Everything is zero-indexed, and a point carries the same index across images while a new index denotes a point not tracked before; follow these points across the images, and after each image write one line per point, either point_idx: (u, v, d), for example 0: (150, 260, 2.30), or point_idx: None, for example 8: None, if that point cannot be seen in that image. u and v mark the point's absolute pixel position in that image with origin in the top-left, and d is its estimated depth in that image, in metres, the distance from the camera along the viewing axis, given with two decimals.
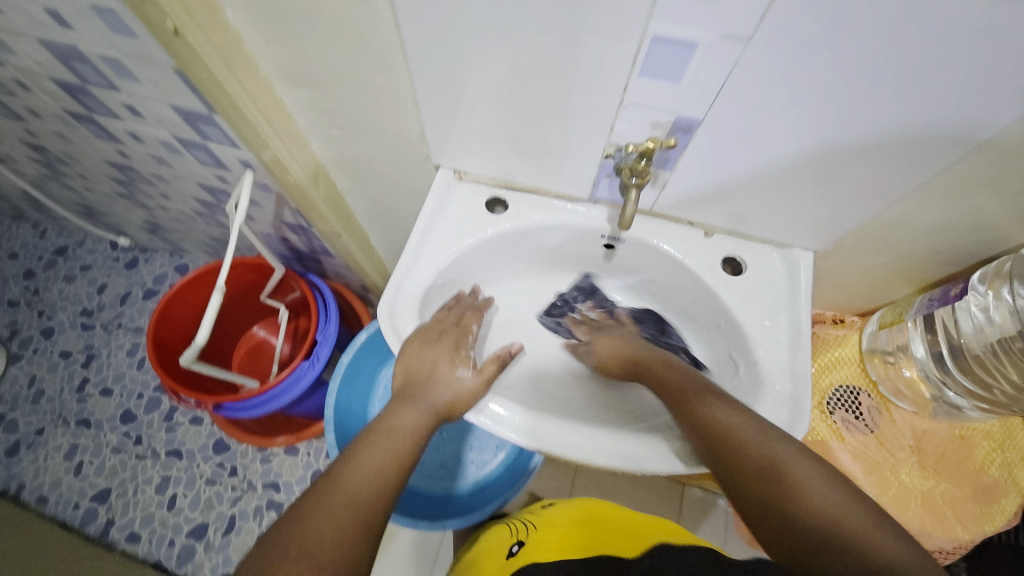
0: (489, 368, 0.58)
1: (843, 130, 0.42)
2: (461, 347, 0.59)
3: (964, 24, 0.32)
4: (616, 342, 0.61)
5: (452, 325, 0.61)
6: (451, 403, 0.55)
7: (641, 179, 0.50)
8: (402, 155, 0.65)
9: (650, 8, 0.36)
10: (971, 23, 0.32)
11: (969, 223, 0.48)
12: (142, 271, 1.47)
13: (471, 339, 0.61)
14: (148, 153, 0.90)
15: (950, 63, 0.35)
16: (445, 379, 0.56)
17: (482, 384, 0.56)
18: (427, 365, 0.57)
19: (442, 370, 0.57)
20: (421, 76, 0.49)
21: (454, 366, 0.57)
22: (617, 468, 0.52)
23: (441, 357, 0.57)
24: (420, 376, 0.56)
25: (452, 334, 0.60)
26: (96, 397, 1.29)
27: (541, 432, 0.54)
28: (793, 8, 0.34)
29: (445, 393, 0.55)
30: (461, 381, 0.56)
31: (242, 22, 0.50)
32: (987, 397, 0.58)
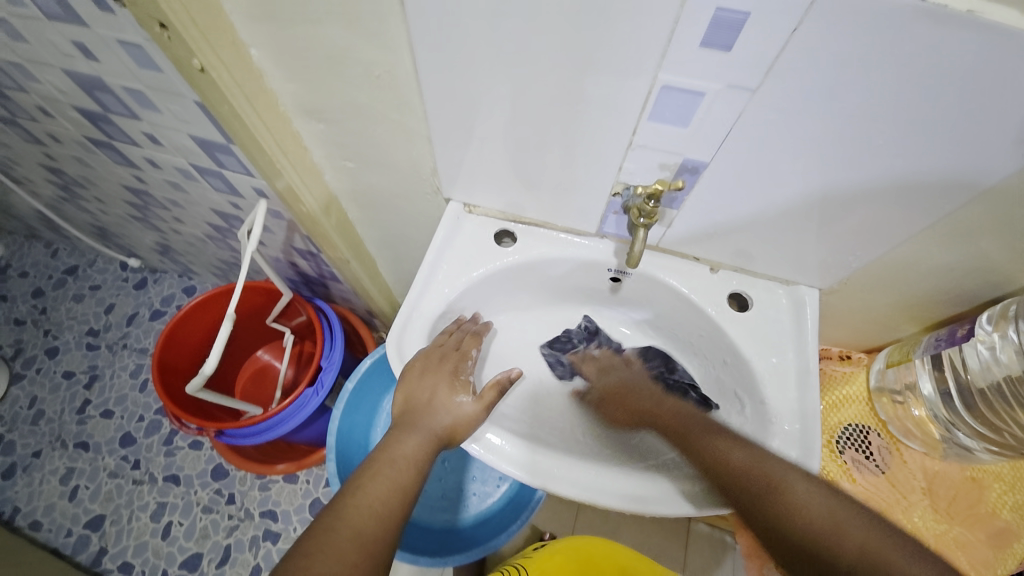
0: (488, 395, 0.57)
1: (846, 174, 0.43)
2: (461, 373, 0.58)
3: (969, 78, 0.33)
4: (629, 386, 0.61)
5: (453, 350, 0.60)
6: (451, 429, 0.54)
7: (649, 219, 0.51)
8: (413, 187, 0.66)
9: (660, 58, 0.38)
10: (970, 77, 0.33)
11: (973, 265, 0.49)
12: (150, 292, 1.48)
13: (470, 363, 0.60)
14: (165, 178, 0.93)
15: (954, 113, 0.36)
16: (444, 405, 0.55)
17: (482, 411, 0.56)
18: (426, 392, 0.56)
19: (442, 396, 0.56)
20: (436, 114, 0.51)
21: (455, 392, 0.56)
22: (625, 508, 0.51)
23: (440, 383, 0.56)
24: (418, 404, 0.56)
25: (453, 359, 0.59)
26: (95, 419, 1.28)
27: (542, 467, 0.53)
28: (798, 62, 0.35)
29: (444, 419, 0.55)
30: (462, 407, 0.55)
31: (265, 60, 0.53)
32: (995, 440, 0.57)
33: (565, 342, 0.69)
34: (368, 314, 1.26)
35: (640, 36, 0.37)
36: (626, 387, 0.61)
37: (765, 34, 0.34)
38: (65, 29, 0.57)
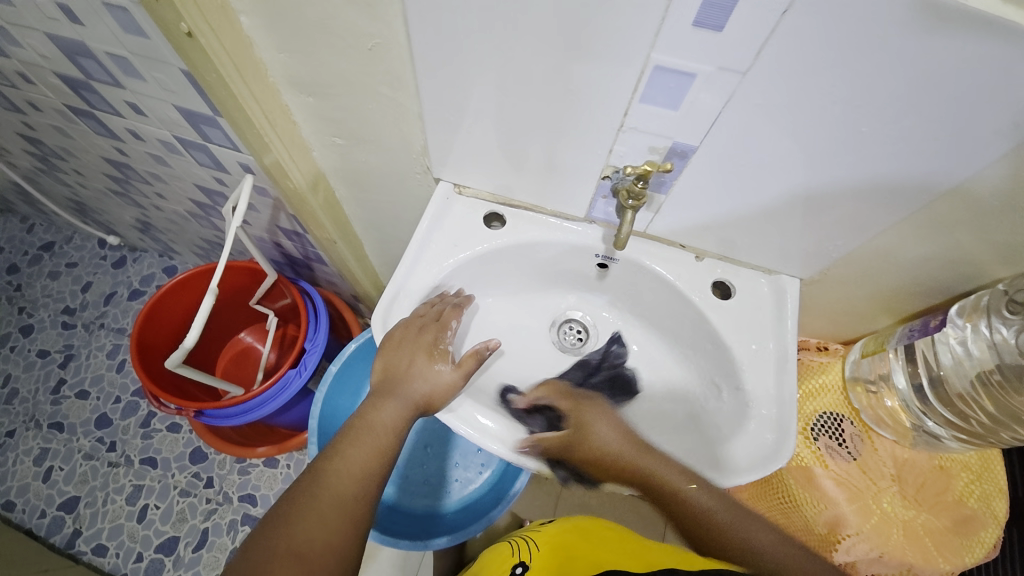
0: (467, 363, 0.57)
1: (833, 162, 0.43)
2: (439, 343, 0.58)
3: (958, 66, 0.33)
4: (606, 421, 0.60)
5: (432, 319, 0.59)
6: (429, 397, 0.55)
7: (637, 202, 0.51)
8: (403, 166, 0.66)
9: (652, 39, 0.37)
10: (953, 71, 0.34)
11: (945, 257, 0.50)
12: (130, 271, 1.45)
13: (450, 335, 0.59)
14: (147, 151, 0.90)
15: (942, 102, 0.36)
16: (422, 374, 0.55)
17: (460, 379, 0.56)
18: (405, 360, 0.56)
19: (420, 364, 0.56)
20: (429, 89, 0.50)
21: (434, 360, 0.56)
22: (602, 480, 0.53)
23: (419, 351, 0.56)
24: (397, 372, 0.55)
25: (432, 329, 0.58)
26: (71, 399, 1.26)
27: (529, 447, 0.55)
28: (788, 44, 0.35)
29: (422, 387, 0.55)
30: (440, 376, 0.56)
31: (255, 28, 0.52)
32: (963, 428, 0.59)
33: (560, 330, 0.71)
34: (354, 298, 1.25)
35: (633, 15, 0.36)
36: (597, 421, 0.60)
37: (757, 17, 0.34)
38: None
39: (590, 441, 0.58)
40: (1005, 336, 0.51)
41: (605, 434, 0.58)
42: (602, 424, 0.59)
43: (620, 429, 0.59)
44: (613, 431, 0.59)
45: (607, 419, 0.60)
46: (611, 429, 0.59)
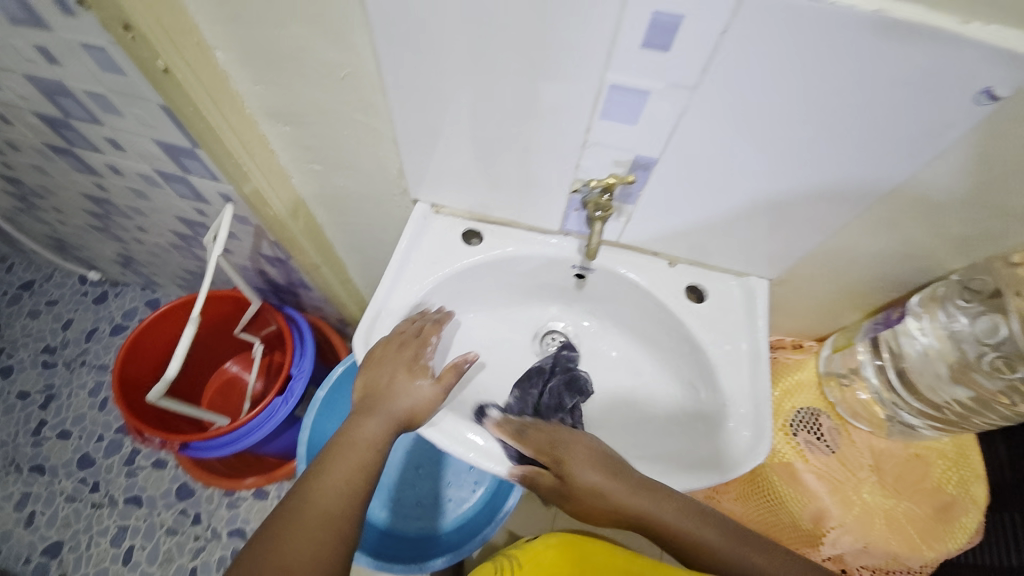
0: (446, 377, 0.58)
1: (785, 167, 0.45)
2: (419, 359, 0.58)
3: (890, 79, 0.35)
4: (586, 456, 0.56)
5: (412, 335, 0.60)
6: (411, 412, 0.55)
7: (606, 213, 0.53)
8: (381, 188, 0.68)
9: (605, 61, 0.40)
10: (885, 82, 0.36)
11: (899, 253, 0.53)
12: (111, 305, 1.44)
13: (429, 350, 0.60)
14: (127, 186, 0.91)
15: (879, 110, 0.38)
16: (403, 390, 0.56)
17: (440, 393, 0.57)
18: (385, 377, 0.56)
19: (400, 380, 0.56)
20: (401, 113, 0.52)
21: (414, 376, 0.57)
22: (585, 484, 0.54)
23: (399, 367, 0.57)
24: (378, 389, 0.56)
25: (412, 345, 0.59)
26: (52, 440, 1.23)
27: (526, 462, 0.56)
28: (730, 62, 0.37)
29: (402, 403, 0.55)
30: (420, 391, 0.56)
31: (230, 63, 0.53)
32: (937, 416, 0.60)
33: (543, 341, 0.72)
34: (340, 321, 1.25)
35: (586, 39, 0.39)
36: (577, 459, 0.56)
37: (698, 37, 0.36)
38: (25, 33, 0.57)
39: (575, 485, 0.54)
40: (963, 327, 0.54)
41: (589, 477, 0.54)
42: (583, 460, 0.55)
43: (603, 465, 0.55)
44: (592, 467, 0.55)
45: (585, 453, 0.56)
46: (593, 471, 0.55)
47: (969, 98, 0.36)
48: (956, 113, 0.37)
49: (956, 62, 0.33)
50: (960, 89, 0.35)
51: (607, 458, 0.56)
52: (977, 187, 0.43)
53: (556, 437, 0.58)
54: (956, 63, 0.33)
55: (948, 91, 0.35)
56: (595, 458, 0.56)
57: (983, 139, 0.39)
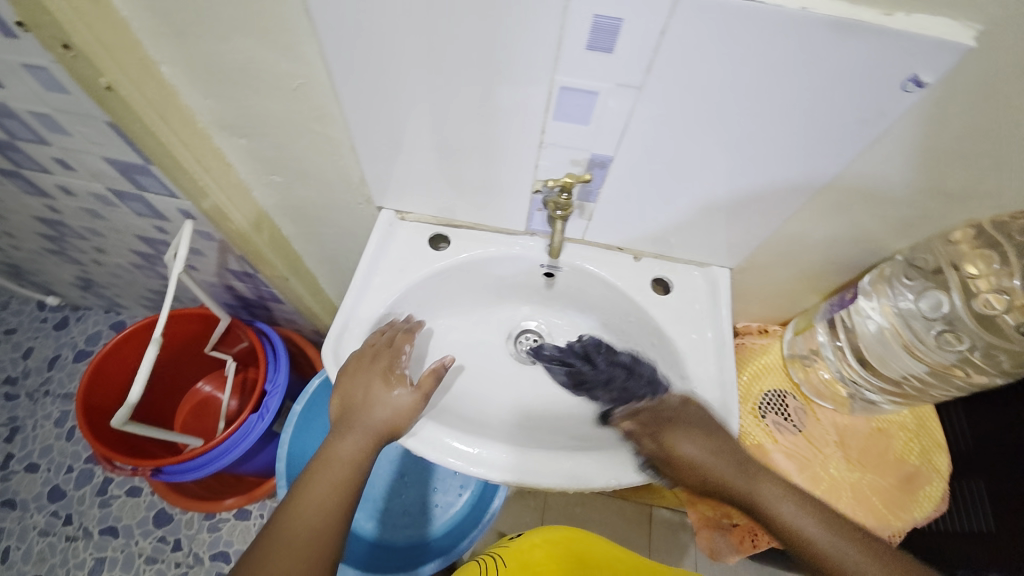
0: (425, 383, 0.58)
1: (736, 159, 0.47)
2: (395, 368, 0.58)
3: (821, 71, 0.37)
4: (693, 435, 0.55)
5: (384, 345, 0.60)
6: (392, 423, 0.55)
7: (565, 211, 0.54)
8: (345, 197, 0.67)
9: (554, 63, 0.40)
10: (821, 74, 0.37)
11: (847, 237, 0.55)
12: (74, 331, 1.38)
13: (404, 358, 0.60)
14: (81, 206, 0.88)
15: (815, 101, 0.39)
16: (381, 401, 0.56)
17: (420, 400, 0.57)
18: (361, 390, 0.56)
19: (377, 392, 0.56)
20: (357, 122, 0.52)
21: (390, 386, 0.57)
22: (565, 486, 0.52)
23: (374, 379, 0.57)
24: (356, 403, 0.56)
25: (386, 356, 0.59)
26: (19, 475, 1.17)
27: (529, 467, 0.53)
28: (672, 60, 0.38)
29: (381, 415, 0.55)
30: (399, 400, 0.56)
31: (178, 77, 0.52)
32: (897, 391, 0.63)
33: (518, 341, 0.72)
34: (315, 333, 1.23)
35: (533, 43, 0.39)
36: (685, 438, 0.55)
37: (639, 38, 0.37)
38: None
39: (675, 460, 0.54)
40: (910, 307, 0.57)
41: (692, 453, 0.55)
42: (691, 436, 0.55)
43: (710, 441, 0.55)
44: (701, 444, 0.55)
45: (692, 433, 0.55)
46: (699, 446, 0.55)
47: (897, 86, 0.37)
48: (887, 103, 0.38)
49: (880, 54, 0.35)
50: (888, 81, 0.37)
51: (709, 434, 0.55)
52: (915, 170, 0.45)
53: (678, 417, 0.56)
54: (881, 55, 0.35)
55: (878, 82, 0.37)
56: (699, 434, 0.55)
57: (911, 126, 0.41)
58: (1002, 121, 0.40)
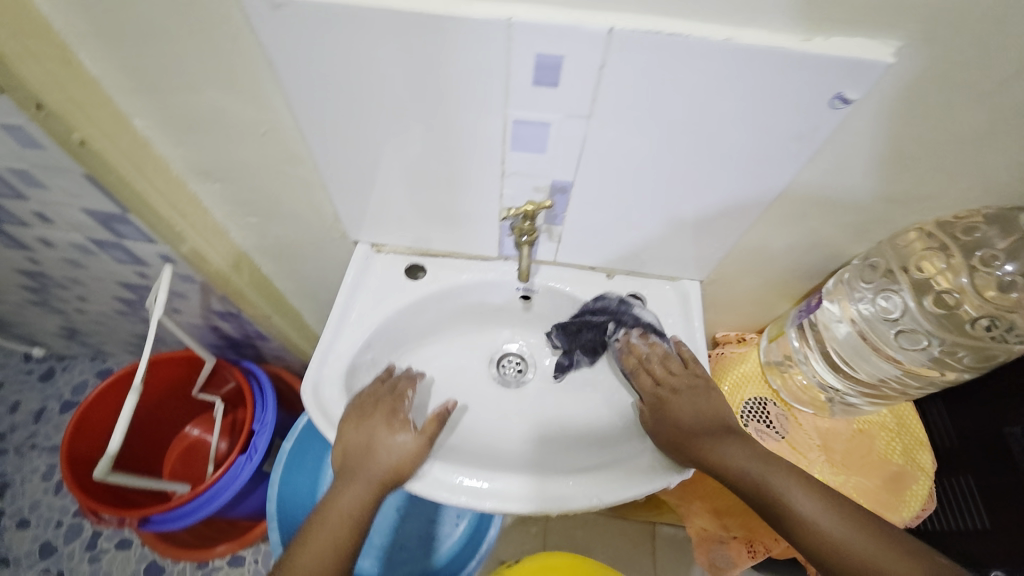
0: (429, 427, 0.57)
1: (690, 178, 0.49)
2: (397, 414, 0.58)
3: (753, 93, 0.39)
4: (683, 405, 0.56)
5: (386, 392, 0.60)
6: (395, 471, 0.54)
7: (531, 236, 0.56)
8: (320, 233, 0.68)
9: (505, 99, 0.42)
10: (755, 95, 0.39)
11: (808, 244, 0.57)
12: (59, 382, 1.37)
13: (406, 403, 0.60)
14: (62, 257, 0.88)
15: (753, 120, 0.41)
16: (384, 448, 0.55)
17: (424, 444, 0.56)
18: (363, 438, 0.55)
19: (379, 438, 0.55)
20: (325, 162, 0.53)
21: (393, 431, 0.56)
22: (581, 505, 0.53)
23: (376, 425, 0.56)
24: (358, 452, 0.55)
25: (387, 402, 0.59)
26: (11, 531, 1.15)
27: (546, 493, 0.54)
28: (614, 90, 0.40)
29: (385, 461, 0.54)
30: (402, 446, 0.55)
31: (150, 129, 0.54)
32: (876, 393, 0.64)
33: (499, 365, 0.73)
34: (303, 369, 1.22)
35: (484, 81, 0.41)
36: (680, 404, 0.56)
37: (581, 72, 0.39)
38: None
39: (716, 460, 0.52)
40: (867, 311, 0.58)
41: (733, 455, 0.52)
42: (683, 405, 0.56)
43: (742, 445, 0.53)
44: (696, 425, 0.55)
45: (691, 400, 0.56)
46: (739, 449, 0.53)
47: (825, 104, 0.39)
48: (821, 118, 0.41)
49: (804, 75, 0.37)
50: (816, 100, 0.39)
51: (748, 443, 0.54)
52: (861, 177, 0.47)
53: (688, 374, 0.58)
54: (807, 75, 0.37)
55: (809, 100, 0.39)
56: (713, 424, 0.55)
57: (848, 137, 0.43)
58: (929, 129, 0.42)
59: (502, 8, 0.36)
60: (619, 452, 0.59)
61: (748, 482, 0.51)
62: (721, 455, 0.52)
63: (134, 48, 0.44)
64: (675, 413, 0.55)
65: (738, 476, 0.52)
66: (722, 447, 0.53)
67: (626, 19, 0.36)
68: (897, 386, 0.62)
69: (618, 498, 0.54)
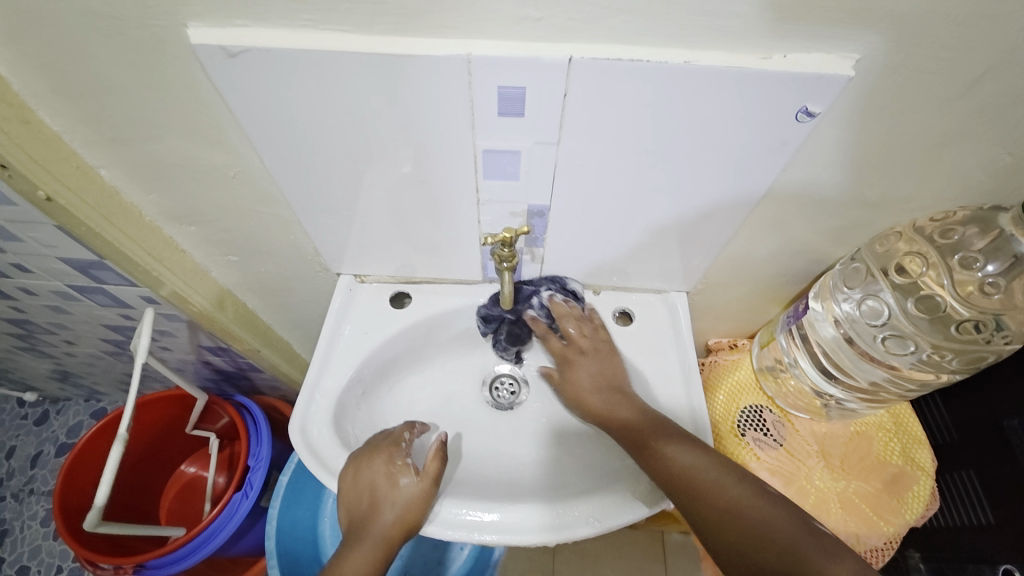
0: (431, 468, 0.55)
1: (665, 194, 0.48)
2: (396, 460, 0.55)
3: (719, 111, 0.39)
4: (582, 367, 0.61)
5: (383, 440, 0.58)
6: (401, 521, 0.52)
7: (511, 262, 0.55)
8: (302, 268, 0.68)
9: (472, 130, 0.42)
10: (720, 112, 0.39)
11: (792, 249, 0.57)
12: (54, 425, 1.35)
13: (405, 446, 0.57)
14: (45, 304, 0.87)
15: (722, 136, 0.41)
16: (388, 500, 0.53)
17: (429, 486, 0.54)
18: (366, 493, 0.54)
19: (382, 490, 0.53)
20: (298, 199, 0.53)
21: (395, 480, 0.54)
22: (589, 534, 0.53)
23: (377, 477, 0.54)
24: (363, 508, 0.54)
25: (385, 449, 0.56)
26: None
27: (553, 523, 0.53)
28: (579, 115, 0.40)
29: (392, 514, 0.53)
30: (406, 494, 0.53)
31: (119, 178, 0.53)
32: (873, 397, 0.63)
33: (493, 388, 0.72)
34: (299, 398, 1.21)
35: (448, 114, 0.41)
36: (582, 364, 0.61)
37: (544, 101, 0.39)
38: None
39: (663, 459, 0.51)
40: (850, 311, 0.58)
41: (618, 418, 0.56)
42: (586, 370, 0.61)
43: (625, 407, 0.57)
44: (595, 386, 0.60)
45: (592, 363, 0.61)
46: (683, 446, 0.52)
47: (792, 118, 0.39)
48: (788, 132, 0.40)
49: (766, 91, 0.37)
50: (782, 115, 0.39)
51: (701, 448, 0.52)
52: (837, 181, 0.47)
53: (598, 340, 0.62)
54: (771, 92, 0.37)
55: (776, 116, 0.39)
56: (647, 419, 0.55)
57: (821, 147, 0.43)
58: (899, 133, 0.42)
59: (459, 44, 0.36)
60: (615, 474, 0.58)
61: (701, 483, 0.49)
62: (600, 409, 0.58)
63: (94, 103, 0.44)
64: (576, 377, 0.61)
65: (690, 479, 0.49)
66: (603, 403, 0.58)
67: (585, 49, 0.36)
68: (895, 389, 0.61)
69: (613, 523, 0.53)
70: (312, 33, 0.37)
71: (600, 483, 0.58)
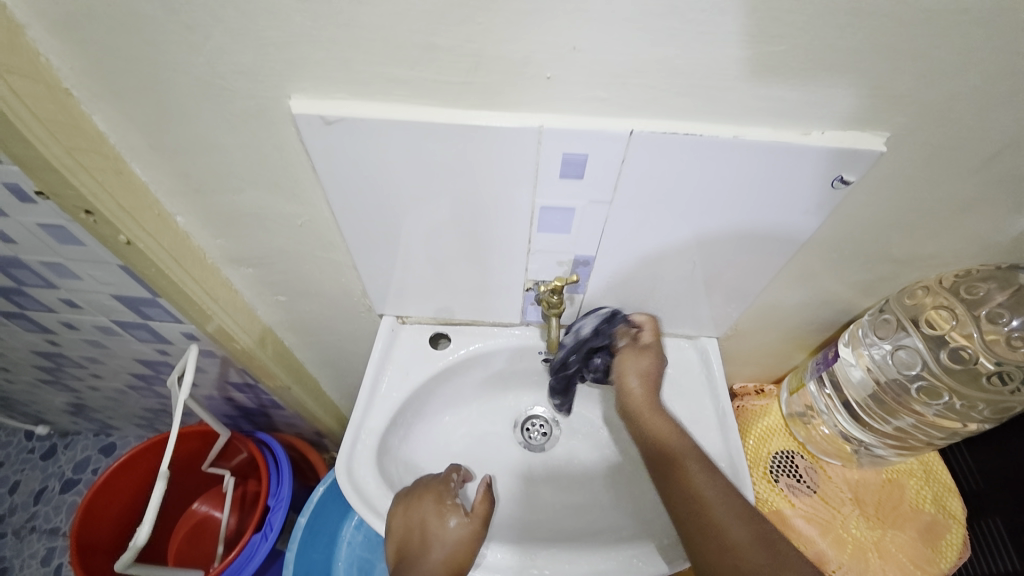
0: (479, 508, 0.56)
1: (703, 247, 0.52)
2: (446, 498, 0.57)
3: (761, 177, 0.43)
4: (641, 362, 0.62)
5: (433, 480, 0.59)
6: (450, 561, 0.53)
7: (557, 309, 0.60)
8: (345, 309, 0.71)
9: (532, 189, 0.46)
10: (763, 177, 0.43)
11: (819, 299, 0.60)
12: (61, 460, 1.34)
13: (453, 486, 0.59)
14: (83, 338, 0.89)
15: (761, 199, 0.45)
16: (437, 537, 0.54)
17: (478, 527, 0.55)
18: (417, 530, 0.54)
19: (432, 528, 0.54)
20: (356, 245, 0.56)
21: (444, 518, 0.55)
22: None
23: (427, 516, 0.55)
24: (413, 545, 0.54)
25: (434, 487, 0.58)
26: None
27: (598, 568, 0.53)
28: (632, 177, 0.44)
29: (441, 554, 0.53)
30: (455, 533, 0.54)
31: (192, 225, 0.57)
32: (905, 445, 0.64)
33: (524, 430, 0.73)
34: (317, 436, 1.21)
35: (513, 174, 0.45)
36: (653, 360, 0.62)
37: (604, 166, 0.43)
38: None
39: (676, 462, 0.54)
40: (880, 359, 0.60)
41: (655, 419, 0.58)
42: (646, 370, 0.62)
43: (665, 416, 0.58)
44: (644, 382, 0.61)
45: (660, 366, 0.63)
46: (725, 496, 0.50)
47: (827, 184, 0.44)
48: (824, 196, 0.45)
49: (804, 163, 0.41)
50: (821, 181, 0.43)
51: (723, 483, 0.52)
52: (863, 240, 0.51)
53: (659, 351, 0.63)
54: (811, 161, 0.41)
55: (814, 182, 0.43)
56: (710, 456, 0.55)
57: (850, 209, 0.47)
58: (922, 199, 0.46)
59: (532, 117, 0.41)
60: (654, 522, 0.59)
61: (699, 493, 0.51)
62: (644, 402, 0.60)
63: (187, 158, 0.48)
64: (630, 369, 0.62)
65: (720, 523, 0.48)
66: (651, 401, 0.60)
67: (644, 124, 0.40)
68: (923, 437, 0.63)
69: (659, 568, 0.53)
70: (400, 106, 0.41)
71: (642, 530, 0.58)
